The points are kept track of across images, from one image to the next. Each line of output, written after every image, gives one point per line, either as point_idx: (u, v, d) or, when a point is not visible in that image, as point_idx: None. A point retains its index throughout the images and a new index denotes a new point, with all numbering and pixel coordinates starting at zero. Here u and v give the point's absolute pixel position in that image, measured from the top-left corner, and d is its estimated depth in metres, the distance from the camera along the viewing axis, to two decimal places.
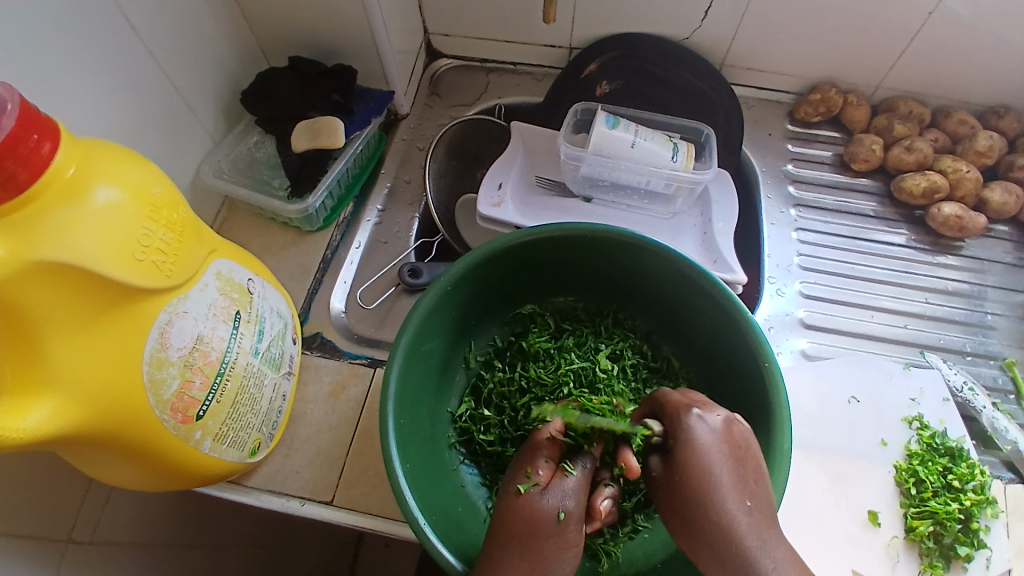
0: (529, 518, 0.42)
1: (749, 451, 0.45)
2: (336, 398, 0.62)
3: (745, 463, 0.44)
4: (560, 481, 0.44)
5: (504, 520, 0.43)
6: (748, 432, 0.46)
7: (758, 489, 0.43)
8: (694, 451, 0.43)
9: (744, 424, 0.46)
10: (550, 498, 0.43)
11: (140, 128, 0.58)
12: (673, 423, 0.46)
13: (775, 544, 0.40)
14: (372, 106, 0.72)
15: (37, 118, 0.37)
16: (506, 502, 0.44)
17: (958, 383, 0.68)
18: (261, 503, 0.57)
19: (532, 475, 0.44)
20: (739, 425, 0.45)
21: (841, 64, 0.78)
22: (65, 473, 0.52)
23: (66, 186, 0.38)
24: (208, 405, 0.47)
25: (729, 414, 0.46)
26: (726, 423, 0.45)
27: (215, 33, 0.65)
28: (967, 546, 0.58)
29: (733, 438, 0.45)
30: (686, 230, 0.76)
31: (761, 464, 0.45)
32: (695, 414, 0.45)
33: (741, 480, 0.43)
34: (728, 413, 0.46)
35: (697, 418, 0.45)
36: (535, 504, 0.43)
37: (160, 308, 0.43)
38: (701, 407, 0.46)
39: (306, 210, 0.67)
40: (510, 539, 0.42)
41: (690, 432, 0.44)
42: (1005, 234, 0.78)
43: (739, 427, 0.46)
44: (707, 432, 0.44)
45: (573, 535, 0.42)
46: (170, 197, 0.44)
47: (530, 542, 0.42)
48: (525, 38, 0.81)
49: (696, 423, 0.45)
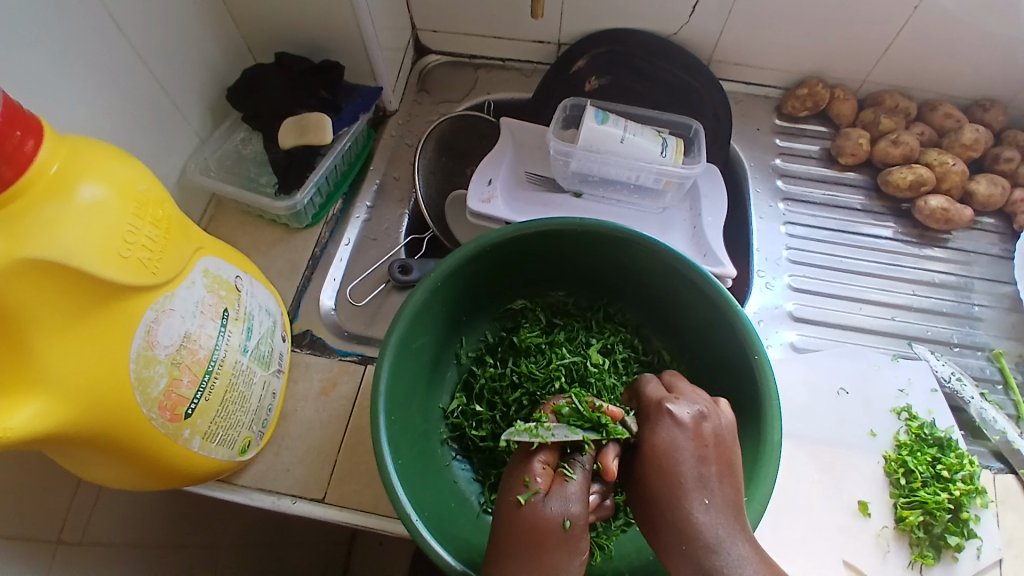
0: (535, 529, 0.42)
1: (716, 448, 0.46)
2: (327, 396, 0.62)
3: (709, 461, 0.45)
4: (561, 487, 0.44)
5: (508, 533, 0.43)
6: (718, 428, 0.47)
7: (721, 486, 0.45)
8: (658, 450, 0.46)
9: (716, 419, 0.48)
10: (554, 506, 0.43)
11: (125, 126, 0.57)
12: (646, 420, 0.48)
13: (732, 539, 0.42)
14: (360, 103, 0.72)
15: (20, 115, 0.36)
16: (507, 514, 0.43)
17: (945, 374, 0.69)
18: (251, 501, 0.57)
19: (531, 482, 0.44)
20: (710, 422, 0.47)
21: (828, 58, 0.79)
22: (53, 474, 0.52)
23: (50, 184, 0.37)
24: (196, 403, 0.47)
25: (701, 410, 0.48)
26: (696, 420, 0.47)
27: (201, 29, 0.64)
28: (956, 535, 0.59)
29: (701, 435, 0.46)
30: (676, 224, 0.76)
31: (729, 459, 0.46)
32: (665, 411, 0.47)
33: (704, 477, 0.44)
34: (699, 409, 0.48)
35: (666, 416, 0.47)
36: (539, 514, 0.42)
37: (147, 306, 0.42)
38: (673, 403, 0.48)
39: (294, 207, 0.66)
40: (518, 552, 0.42)
41: (658, 431, 0.46)
42: (991, 226, 0.79)
43: (709, 424, 0.47)
44: (673, 431, 0.46)
45: (580, 540, 0.43)
46: (156, 194, 0.43)
47: (537, 553, 0.42)
48: (514, 34, 0.81)
49: (664, 422, 0.47)
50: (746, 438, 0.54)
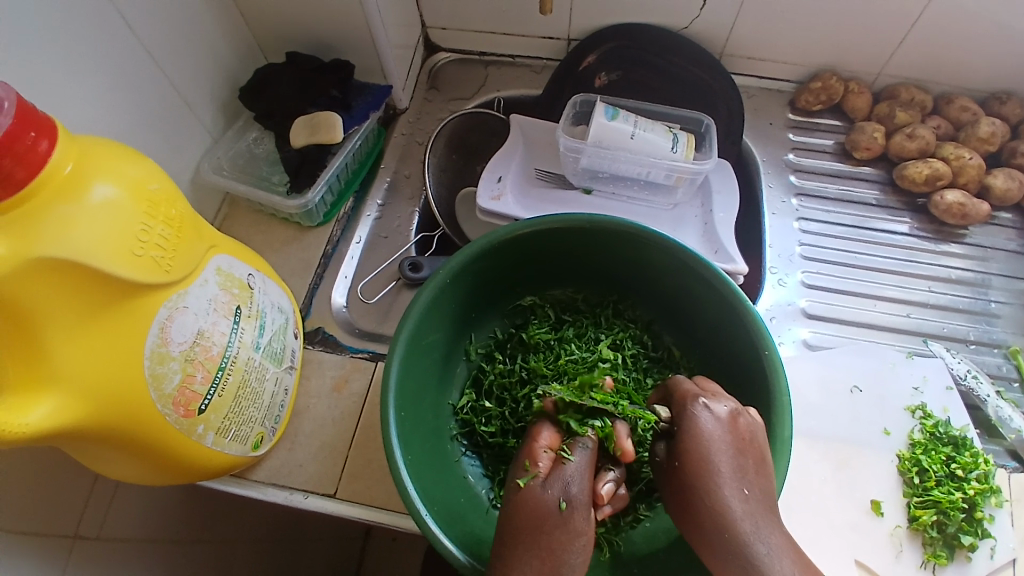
0: (534, 511, 0.42)
1: (752, 443, 0.47)
2: (339, 393, 0.62)
3: (746, 454, 0.46)
4: (560, 470, 0.44)
5: (508, 515, 0.43)
6: (752, 424, 0.48)
7: (758, 478, 0.45)
8: (696, 439, 0.46)
9: (749, 416, 0.48)
10: (551, 488, 0.43)
11: (138, 125, 0.58)
12: (680, 411, 0.48)
13: (768, 530, 0.43)
14: (371, 101, 0.72)
15: (34, 116, 0.37)
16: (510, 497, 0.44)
17: (961, 371, 0.68)
18: (265, 497, 0.58)
19: (531, 466, 0.45)
20: (745, 418, 0.47)
21: (842, 51, 0.78)
22: (71, 470, 0.53)
23: (64, 184, 0.38)
24: (210, 399, 0.48)
25: (735, 406, 0.48)
26: (731, 415, 0.47)
27: (212, 29, 0.65)
28: (971, 535, 0.58)
29: (737, 429, 0.47)
30: (687, 221, 0.75)
31: (763, 455, 0.47)
32: (702, 404, 0.48)
33: (742, 468, 0.45)
34: (734, 405, 0.48)
35: (702, 408, 0.47)
36: (536, 496, 0.43)
37: (160, 303, 0.43)
38: (707, 396, 0.48)
39: (306, 205, 0.67)
40: (518, 534, 0.42)
41: (695, 421, 0.47)
42: (1009, 221, 0.77)
43: (744, 420, 0.48)
44: (711, 422, 0.46)
45: (580, 522, 0.42)
46: (168, 192, 0.44)
47: (536, 534, 0.42)
48: (523, 30, 0.81)
49: (701, 413, 0.47)
50: None
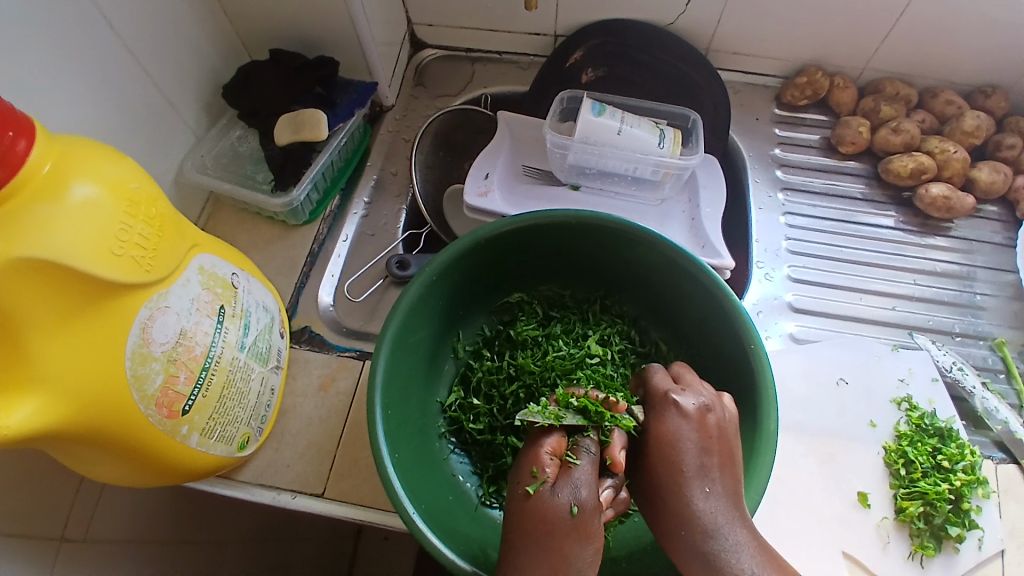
0: (546, 520, 0.42)
1: (719, 439, 0.48)
2: (326, 392, 0.62)
3: (712, 452, 0.47)
4: (569, 476, 0.44)
5: (517, 524, 0.43)
6: (722, 420, 0.49)
7: (723, 475, 0.46)
8: (662, 439, 0.47)
9: (720, 411, 0.49)
10: (562, 494, 0.43)
11: (120, 124, 0.57)
12: (650, 409, 0.50)
13: (731, 526, 0.44)
14: (356, 98, 0.72)
15: (11, 115, 0.37)
16: (517, 504, 0.44)
17: (947, 364, 0.68)
18: (253, 498, 0.57)
19: (539, 473, 0.44)
20: (714, 414, 0.48)
21: (827, 45, 0.78)
22: (55, 472, 0.52)
23: (42, 183, 0.37)
24: (193, 400, 0.47)
25: (705, 402, 0.49)
26: (700, 411, 0.48)
27: (194, 26, 0.64)
28: (958, 526, 0.58)
29: (705, 426, 0.48)
30: (674, 216, 0.76)
31: (731, 451, 0.48)
32: (671, 402, 0.49)
33: (706, 466, 0.46)
34: (705, 400, 0.49)
35: (671, 406, 0.48)
36: (548, 504, 0.43)
37: (142, 304, 0.42)
38: (678, 394, 0.49)
39: (291, 202, 0.66)
40: (530, 540, 0.42)
41: (662, 421, 0.48)
42: (994, 214, 0.78)
43: (713, 416, 0.48)
44: (678, 421, 0.48)
45: (590, 527, 0.43)
46: (148, 192, 0.43)
47: (548, 542, 0.42)
48: (509, 26, 0.81)
49: (669, 411, 0.48)
50: (742, 428, 0.54)
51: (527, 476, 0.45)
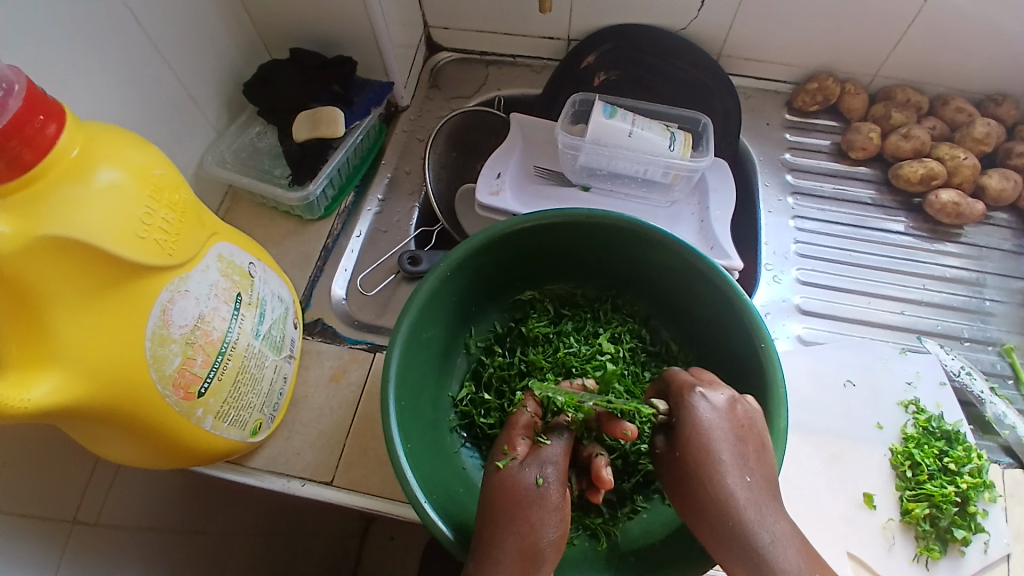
0: (513, 490, 0.47)
1: (752, 429, 0.48)
2: (337, 383, 0.63)
3: (746, 440, 0.47)
4: (537, 454, 0.48)
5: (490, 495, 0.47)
6: (751, 411, 0.49)
7: (759, 463, 0.47)
8: (697, 432, 0.47)
9: (747, 403, 0.49)
10: (528, 470, 0.47)
11: (142, 116, 0.59)
12: (679, 402, 0.50)
13: (772, 517, 0.45)
14: (372, 97, 0.74)
15: (43, 100, 0.38)
16: (489, 478, 0.49)
17: (955, 368, 0.68)
18: (263, 484, 0.58)
19: (510, 451, 0.49)
20: (743, 405, 0.49)
21: (838, 52, 0.79)
22: (71, 453, 0.54)
23: (71, 166, 0.39)
24: (209, 383, 0.48)
25: (733, 394, 0.49)
26: (730, 403, 0.49)
27: (217, 24, 0.66)
28: (964, 529, 0.58)
29: (736, 417, 0.48)
30: (684, 218, 0.76)
31: (763, 441, 0.48)
32: (700, 395, 0.49)
33: (742, 455, 0.47)
34: (732, 393, 0.49)
35: (701, 398, 0.49)
36: (515, 477, 0.47)
37: (163, 286, 0.44)
38: (705, 387, 0.50)
39: (307, 198, 0.68)
40: (499, 510, 0.46)
41: (694, 411, 0.48)
42: (1004, 221, 0.78)
43: (742, 407, 0.49)
44: (710, 412, 0.48)
45: (555, 499, 0.47)
46: (172, 179, 0.45)
47: (514, 512, 0.46)
48: (522, 30, 0.82)
49: (698, 403, 0.48)
50: None
51: (500, 454, 0.50)
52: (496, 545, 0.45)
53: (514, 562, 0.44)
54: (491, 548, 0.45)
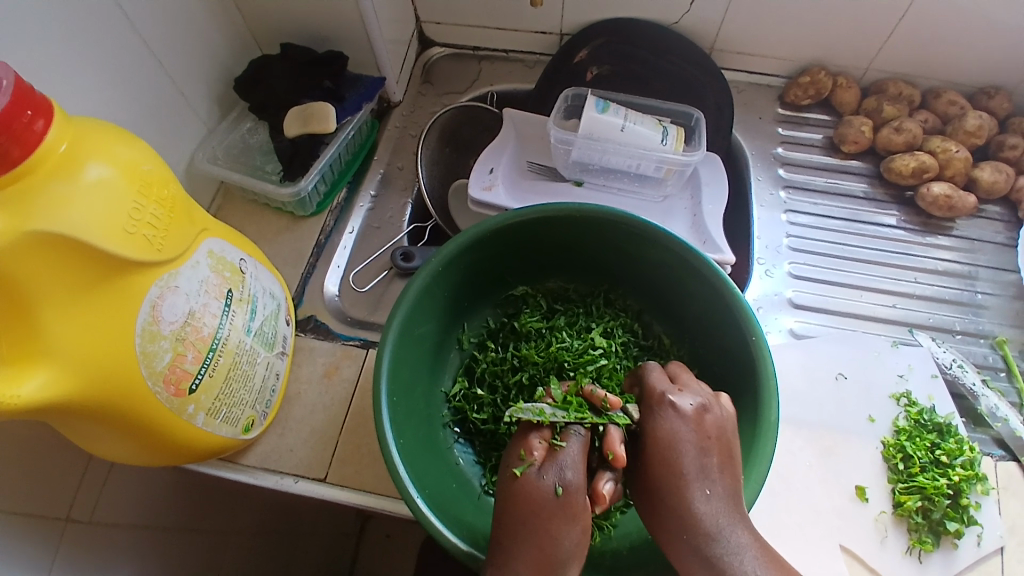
0: (531, 500, 0.46)
1: (718, 439, 0.49)
2: (330, 379, 0.63)
3: (711, 451, 0.48)
4: (555, 458, 0.47)
5: (509, 505, 0.47)
6: (720, 420, 0.50)
7: (722, 476, 0.48)
8: (661, 441, 0.49)
9: (717, 411, 0.50)
10: (547, 477, 0.46)
11: (133, 113, 0.59)
12: (647, 410, 0.51)
13: (734, 530, 0.45)
14: (362, 93, 0.73)
15: (30, 95, 0.38)
16: (507, 486, 0.48)
17: (947, 360, 0.68)
18: (256, 481, 0.58)
19: (526, 456, 0.48)
20: (711, 415, 0.50)
21: (830, 46, 0.79)
22: (63, 451, 0.53)
23: (59, 162, 0.39)
24: (200, 379, 0.48)
25: (703, 402, 0.50)
26: (697, 412, 0.50)
27: (207, 20, 0.66)
28: (956, 521, 0.59)
29: (702, 427, 0.49)
30: (677, 212, 0.76)
31: (730, 450, 0.49)
32: (668, 404, 0.50)
33: (705, 467, 0.47)
34: (701, 401, 0.50)
35: (667, 407, 0.50)
36: (533, 485, 0.46)
37: (152, 282, 0.44)
38: (674, 395, 0.51)
39: (298, 193, 0.67)
40: (515, 521, 0.46)
41: (661, 422, 0.49)
42: (996, 214, 0.78)
43: (710, 416, 0.50)
44: (675, 421, 0.49)
45: (576, 507, 0.46)
46: (160, 174, 0.44)
47: (535, 521, 0.45)
48: (515, 25, 0.82)
49: (665, 412, 0.50)
50: (743, 420, 0.55)
51: (515, 460, 0.48)
52: (514, 554, 0.45)
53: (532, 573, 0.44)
54: (509, 557, 0.45)
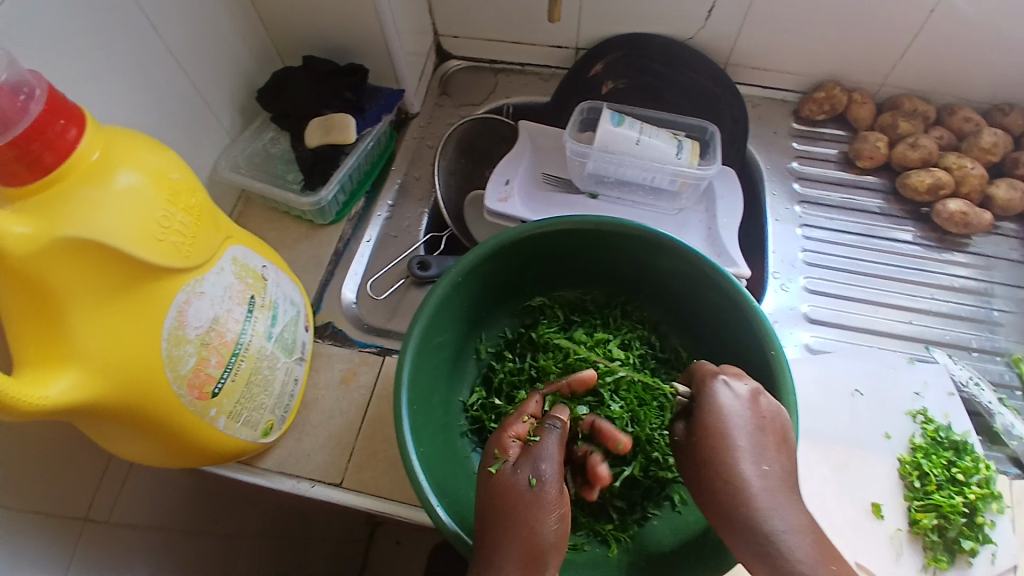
0: (509, 492, 0.46)
1: (772, 422, 0.48)
2: (347, 385, 0.64)
3: (765, 431, 0.47)
4: (530, 453, 0.48)
5: (489, 499, 0.47)
6: (774, 406, 0.49)
7: (776, 455, 0.47)
8: (716, 417, 0.47)
9: (772, 398, 0.49)
10: (520, 470, 0.47)
11: (158, 121, 0.60)
12: (700, 387, 0.50)
13: (789, 509, 0.44)
14: (383, 104, 0.75)
15: (64, 105, 0.40)
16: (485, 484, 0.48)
17: (964, 378, 0.68)
18: (273, 485, 0.59)
19: (501, 454, 0.49)
20: (766, 398, 0.49)
21: (845, 62, 0.79)
22: (84, 453, 0.54)
23: (90, 170, 0.40)
24: (222, 383, 0.49)
25: (756, 387, 0.49)
26: (752, 394, 0.49)
27: (232, 32, 0.67)
28: (972, 539, 0.58)
29: (757, 408, 0.48)
30: (691, 225, 0.77)
31: (785, 435, 0.48)
32: (722, 382, 0.49)
33: (760, 445, 0.47)
34: (755, 386, 0.49)
35: (723, 385, 0.49)
36: (508, 478, 0.47)
37: (178, 288, 0.45)
38: (728, 375, 0.50)
39: (320, 202, 0.69)
40: (495, 514, 0.46)
41: (714, 396, 0.48)
42: (1011, 231, 0.78)
43: (765, 400, 0.49)
44: (730, 398, 0.48)
45: (550, 496, 0.46)
46: (189, 183, 0.46)
47: (512, 513, 0.45)
48: (532, 39, 0.83)
49: (720, 389, 0.49)
50: None
51: (491, 459, 0.50)
52: (499, 547, 0.44)
53: (518, 566, 0.43)
54: (496, 550, 0.44)
